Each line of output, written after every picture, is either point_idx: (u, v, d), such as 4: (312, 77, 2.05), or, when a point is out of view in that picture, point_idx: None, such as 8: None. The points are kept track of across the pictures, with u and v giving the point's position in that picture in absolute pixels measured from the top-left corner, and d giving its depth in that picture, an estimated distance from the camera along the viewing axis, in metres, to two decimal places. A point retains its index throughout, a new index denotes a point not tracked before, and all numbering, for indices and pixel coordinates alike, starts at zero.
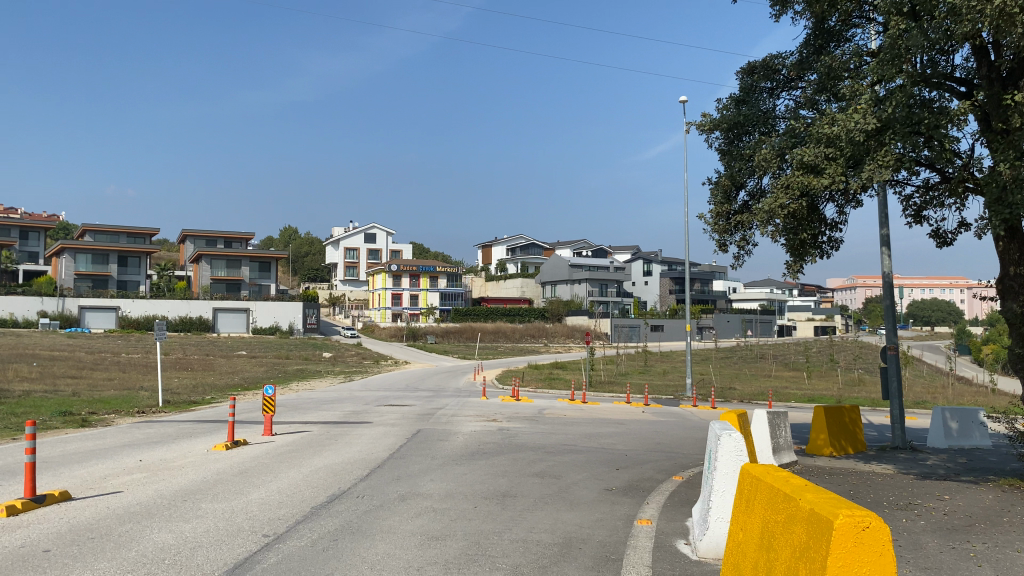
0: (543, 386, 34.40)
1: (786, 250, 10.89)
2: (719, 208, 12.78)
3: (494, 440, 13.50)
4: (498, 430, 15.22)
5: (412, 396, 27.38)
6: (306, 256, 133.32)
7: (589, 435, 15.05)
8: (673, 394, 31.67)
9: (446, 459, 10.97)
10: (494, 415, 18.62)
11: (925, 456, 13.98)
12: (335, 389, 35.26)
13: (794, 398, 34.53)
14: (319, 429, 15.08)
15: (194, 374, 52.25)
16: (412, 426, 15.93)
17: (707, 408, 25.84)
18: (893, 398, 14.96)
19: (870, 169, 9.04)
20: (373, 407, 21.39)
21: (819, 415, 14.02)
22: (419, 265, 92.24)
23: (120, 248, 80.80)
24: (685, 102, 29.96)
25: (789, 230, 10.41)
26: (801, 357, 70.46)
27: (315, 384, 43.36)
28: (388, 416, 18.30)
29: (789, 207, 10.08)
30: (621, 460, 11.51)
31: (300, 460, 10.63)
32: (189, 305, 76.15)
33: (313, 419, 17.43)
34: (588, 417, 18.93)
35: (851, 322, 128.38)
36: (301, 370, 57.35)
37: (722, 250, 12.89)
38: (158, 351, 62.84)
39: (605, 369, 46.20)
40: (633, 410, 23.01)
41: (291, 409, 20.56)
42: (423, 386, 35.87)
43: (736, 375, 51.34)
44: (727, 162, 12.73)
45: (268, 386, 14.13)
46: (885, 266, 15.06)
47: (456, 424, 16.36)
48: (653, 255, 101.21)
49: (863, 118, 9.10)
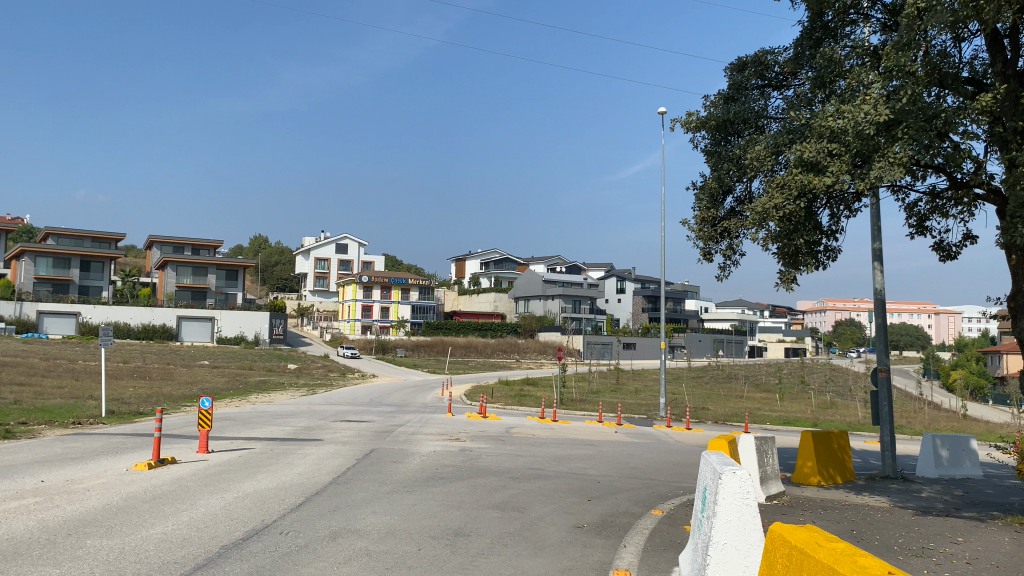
0: (513, 402, 33.10)
1: (779, 258, 9.84)
2: (704, 213, 11.74)
3: (454, 463, 12.25)
4: (461, 451, 14.03)
5: (373, 412, 25.98)
6: (276, 265, 131.09)
7: (558, 458, 13.88)
8: (646, 414, 30.61)
9: (396, 485, 9.73)
10: (457, 433, 17.36)
11: (918, 487, 12.98)
12: (296, 403, 33.76)
13: (769, 420, 33.64)
14: (262, 448, 13.70)
15: (151, 383, 50.32)
16: (366, 445, 14.63)
17: (680, 429, 24.80)
18: (883, 422, 13.96)
19: (880, 168, 8.00)
20: (329, 422, 20.01)
21: (807, 441, 12.96)
22: (391, 277, 90.73)
23: (83, 252, 78.35)
24: (665, 111, 29.08)
25: (786, 235, 9.38)
26: (773, 378, 69.93)
27: (276, 396, 41.75)
28: (343, 433, 16.99)
29: (786, 210, 9.05)
30: (593, 488, 10.35)
31: (227, 484, 9.32)
32: (153, 313, 73.81)
33: (259, 436, 16.03)
34: (558, 438, 17.73)
35: (821, 345, 128.85)
36: (264, 381, 55.58)
37: (706, 259, 11.84)
38: (115, 360, 60.56)
39: (576, 387, 45.03)
40: (605, 430, 21.84)
41: (240, 424, 19.10)
42: (388, 401, 34.48)
43: (709, 395, 50.59)
44: (714, 164, 11.70)
45: (207, 397, 12.80)
46: (877, 282, 14.18)
47: (415, 443, 15.06)
48: (627, 273, 100.78)
49: (873, 109, 8.08)
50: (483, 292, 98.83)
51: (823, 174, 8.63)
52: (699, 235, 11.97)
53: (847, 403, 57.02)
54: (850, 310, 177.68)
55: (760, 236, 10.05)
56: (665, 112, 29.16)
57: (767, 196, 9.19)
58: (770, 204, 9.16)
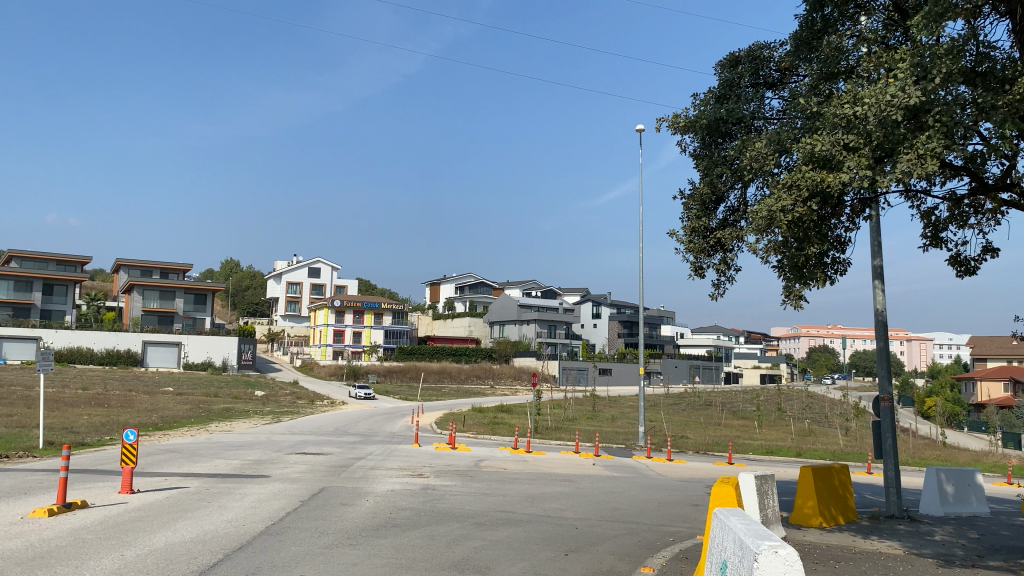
0: (485, 431, 31.49)
1: (786, 269, 8.58)
2: (695, 223, 10.52)
3: (412, 506, 10.81)
4: (423, 489, 12.58)
5: (335, 443, 24.26)
6: (247, 289, 128.48)
7: (532, 497, 12.46)
8: (624, 443, 29.25)
9: (339, 536, 8.24)
10: (421, 468, 15.84)
11: (929, 529, 11.76)
12: (255, 432, 31.88)
13: (752, 449, 32.37)
14: (199, 488, 12.11)
15: (109, 411, 47.99)
16: (318, 483, 13.11)
17: (661, 460, 23.38)
18: (888, 456, 12.71)
19: (908, 162, 6.79)
20: (282, 455, 18.37)
21: (806, 478, 11.67)
22: (364, 302, 88.93)
23: (45, 275, 75.77)
24: (643, 130, 28.18)
25: (792, 244, 8.16)
26: (750, 405, 68.81)
27: (237, 424, 39.71)
28: (295, 468, 15.40)
29: (793, 213, 7.81)
30: (571, 538, 8.94)
31: (134, 536, 7.76)
32: (117, 337, 71.36)
33: (199, 471, 14.41)
34: (534, 472, 16.31)
35: (796, 371, 128.57)
36: (228, 409, 53.36)
37: (697, 275, 10.61)
38: (75, 387, 58.01)
39: (552, 414, 43.54)
40: (582, 462, 20.41)
41: (184, 457, 17.42)
42: (354, 430, 32.73)
43: (687, 422, 49.27)
44: (704, 167, 10.48)
45: (131, 430, 11.21)
46: (878, 302, 13.01)
47: (373, 480, 13.57)
48: (603, 298, 99.77)
49: (899, 91, 6.88)
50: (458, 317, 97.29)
51: (838, 171, 7.43)
52: (688, 247, 10.74)
53: (826, 430, 56.00)
54: (823, 336, 178.19)
55: (763, 245, 8.83)
56: (642, 129, 28.24)
57: (771, 199, 7.97)
58: (775, 206, 7.93)
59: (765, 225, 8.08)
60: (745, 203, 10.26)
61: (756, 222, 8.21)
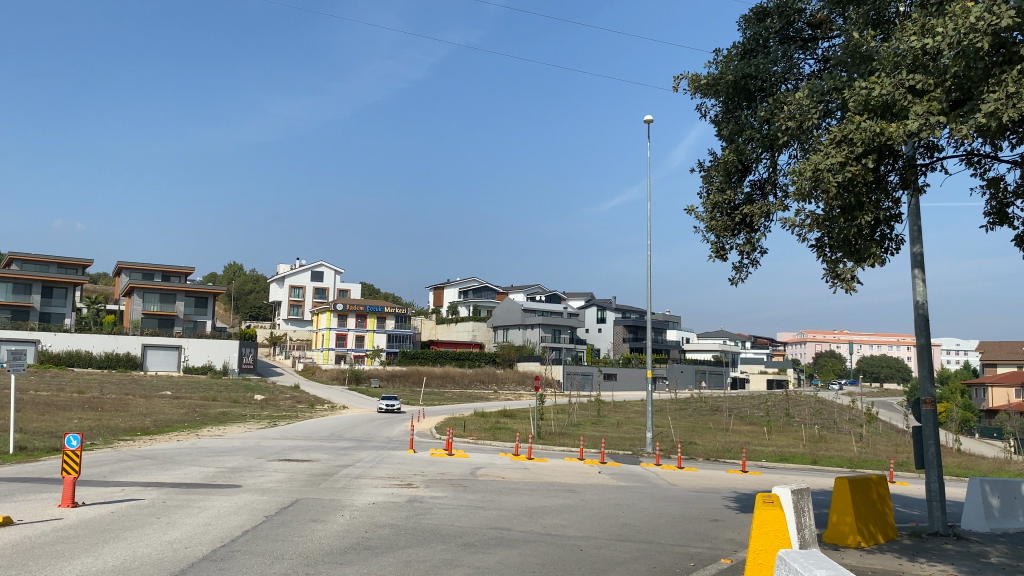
0: (486, 436, 30.15)
1: (832, 245, 7.19)
2: (717, 197, 9.21)
3: (393, 523, 9.44)
4: (409, 502, 11.20)
5: (326, 449, 22.88)
6: (249, 293, 127.29)
7: (529, 512, 11.07)
8: (631, 449, 27.86)
9: (297, 563, 6.90)
10: (411, 477, 14.44)
11: (981, 550, 10.36)
12: (245, 437, 30.52)
13: (765, 456, 30.96)
14: (157, 499, 10.76)
15: (101, 415, 46.65)
16: (293, 494, 11.75)
17: (670, 468, 21.97)
18: (930, 467, 11.30)
19: (995, 100, 5.39)
20: (263, 462, 17.01)
21: (842, 490, 10.28)
22: (366, 305, 87.60)
23: (45, 278, 74.71)
24: (650, 121, 26.82)
25: (837, 210, 6.80)
26: (758, 411, 67.29)
27: (230, 429, 38.29)
28: (271, 477, 14.01)
29: (838, 170, 6.43)
30: (572, 564, 7.56)
31: (42, 565, 6.38)
32: (117, 340, 70.14)
33: (166, 480, 13.06)
34: (536, 482, 14.93)
35: (803, 375, 126.85)
36: (225, 413, 52.02)
37: (720, 258, 9.26)
38: (71, 390, 56.82)
39: (556, 419, 42.17)
40: (588, 470, 19.01)
41: (157, 464, 16.08)
42: (348, 435, 31.30)
43: (695, 428, 47.80)
44: (728, 134, 9.18)
45: (76, 435, 9.89)
46: (918, 293, 11.57)
47: (355, 491, 12.22)
48: (608, 302, 98.50)
49: (987, 12, 5.45)
50: (461, 321, 95.99)
51: (902, 120, 6.06)
52: (708, 225, 9.42)
53: (838, 436, 54.46)
54: (829, 341, 176.48)
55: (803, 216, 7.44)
56: (651, 121, 26.83)
57: (812, 155, 6.58)
58: (822, 163, 6.51)
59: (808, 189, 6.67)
60: (776, 174, 8.96)
61: (796, 184, 6.80)
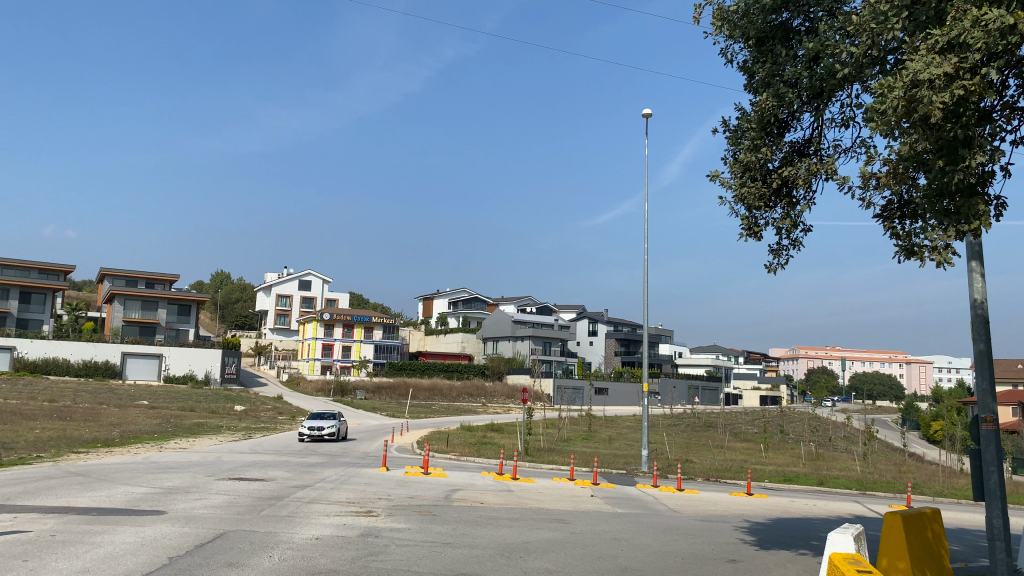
0: (470, 453, 28.09)
1: (926, 196, 6.12)
2: (749, 157, 7.57)
3: (332, 567, 7.45)
4: (361, 538, 9.17)
5: (294, 466, 20.72)
6: (236, 302, 124.82)
7: (508, 551, 9.06)
8: (626, 468, 25.83)
9: None
10: (373, 502, 12.41)
11: None
12: (211, 451, 28.25)
13: (767, 476, 28.96)
14: (50, 530, 8.66)
15: (69, 424, 44.28)
16: (224, 524, 9.70)
17: (670, 490, 19.95)
18: (994, 500, 9.36)
19: None
20: (210, 481, 14.85)
21: (893, 526, 8.35)
22: (353, 315, 85.37)
23: (23, 283, 72.34)
24: (649, 116, 25.13)
25: (934, 148, 5.83)
26: (753, 427, 65.36)
27: (201, 441, 36.03)
28: (208, 500, 11.88)
29: (939, 80, 5.50)
30: None
31: None
32: (96, 348, 67.72)
33: (81, 505, 10.96)
34: (519, 510, 12.90)
35: (796, 392, 125.27)
36: (200, 424, 49.68)
37: (751, 235, 7.69)
38: (42, 399, 54.37)
39: (546, 434, 40.17)
40: (581, 493, 16.94)
41: (89, 483, 13.97)
42: (322, 449, 29.10)
43: (691, 445, 45.86)
44: (765, 76, 7.37)
45: None
46: (975, 291, 9.74)
47: (304, 520, 10.21)
48: (600, 315, 96.92)
49: None
50: (450, 332, 94.00)
51: None
52: (737, 195, 7.86)
53: (836, 454, 52.58)
54: (821, 358, 175.49)
55: (883, 164, 6.28)
56: (649, 114, 25.05)
57: (907, 61, 5.69)
58: (921, 73, 5.60)
59: (900, 113, 5.72)
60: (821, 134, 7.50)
61: (882, 110, 5.85)
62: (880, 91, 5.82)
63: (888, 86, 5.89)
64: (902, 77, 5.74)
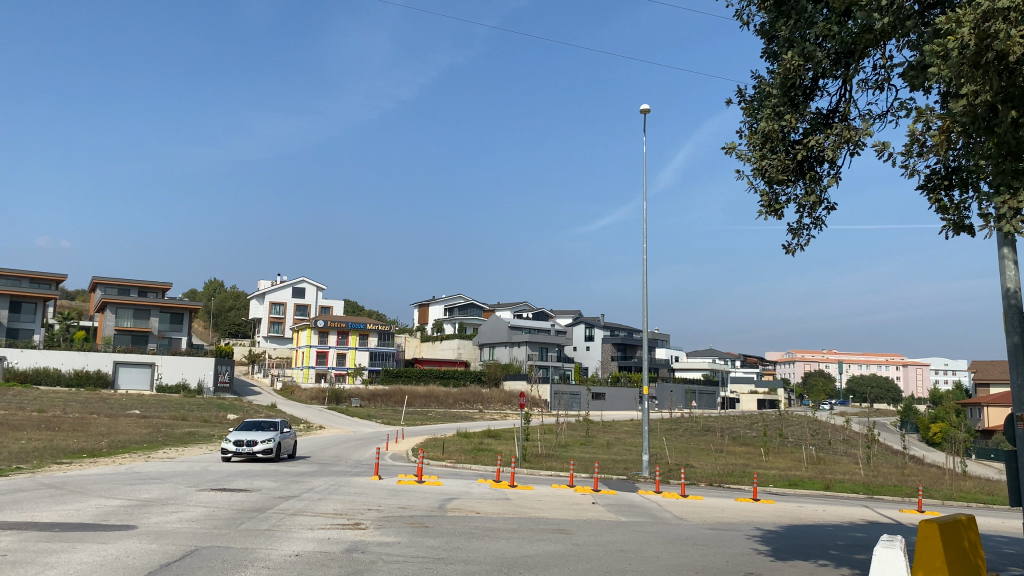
0: (466, 460, 27.33)
1: (994, 156, 6.22)
2: (771, 125, 7.42)
3: None
4: (346, 553, 8.40)
5: (283, 475, 19.88)
6: (229, 311, 123.78)
7: (508, 566, 8.29)
8: (626, 474, 25.07)
9: None
10: (361, 514, 11.64)
11: None
12: (198, 460, 27.33)
13: (771, 481, 28.19)
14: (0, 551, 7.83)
15: (56, 435, 43.26)
16: (196, 540, 8.88)
17: (672, 497, 19.23)
18: None
19: None
20: (190, 493, 14.03)
21: (929, 535, 7.62)
22: (348, 322, 84.54)
23: (13, 292, 71.32)
24: (646, 112, 24.49)
25: (995, 98, 6.00)
26: (752, 431, 64.59)
27: (189, 451, 35.08)
28: (183, 514, 11.06)
29: (1019, 10, 5.68)
30: None
31: None
32: (87, 357, 66.70)
33: (46, 520, 10.13)
34: (516, 519, 12.15)
35: (793, 396, 124.66)
36: (191, 433, 48.70)
37: (774, 209, 7.41)
38: (31, 409, 53.40)
39: (543, 440, 39.38)
40: (580, 501, 16.18)
41: (61, 496, 13.13)
42: (314, 458, 28.23)
43: (691, 449, 45.05)
44: (790, 36, 7.32)
45: None
46: (1008, 279, 9.05)
47: (284, 534, 9.42)
48: (597, 320, 96.31)
49: None
50: (446, 338, 93.26)
51: None
52: (759, 168, 7.67)
53: (837, 458, 51.83)
54: (818, 361, 175.02)
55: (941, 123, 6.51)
56: (646, 111, 24.44)
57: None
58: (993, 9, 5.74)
59: (973, 52, 5.88)
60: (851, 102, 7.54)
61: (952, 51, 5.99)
62: (952, 27, 5.95)
63: (957, 23, 6.03)
64: (973, 14, 5.87)
